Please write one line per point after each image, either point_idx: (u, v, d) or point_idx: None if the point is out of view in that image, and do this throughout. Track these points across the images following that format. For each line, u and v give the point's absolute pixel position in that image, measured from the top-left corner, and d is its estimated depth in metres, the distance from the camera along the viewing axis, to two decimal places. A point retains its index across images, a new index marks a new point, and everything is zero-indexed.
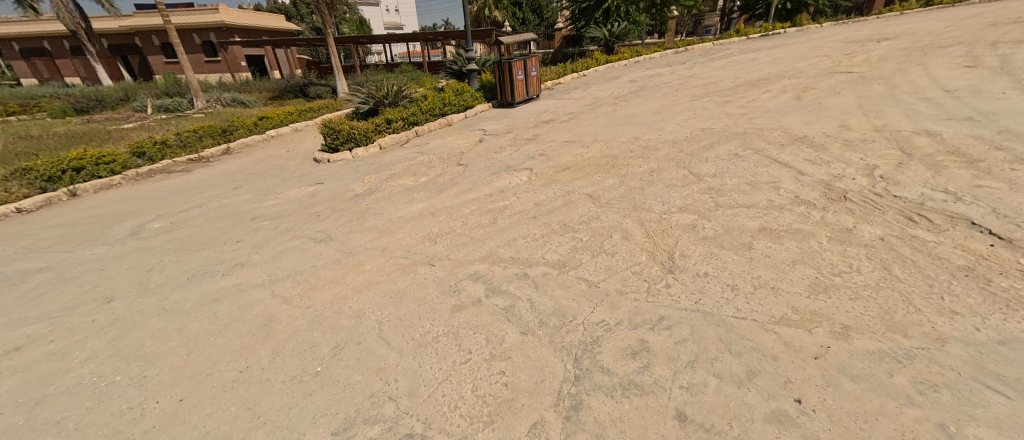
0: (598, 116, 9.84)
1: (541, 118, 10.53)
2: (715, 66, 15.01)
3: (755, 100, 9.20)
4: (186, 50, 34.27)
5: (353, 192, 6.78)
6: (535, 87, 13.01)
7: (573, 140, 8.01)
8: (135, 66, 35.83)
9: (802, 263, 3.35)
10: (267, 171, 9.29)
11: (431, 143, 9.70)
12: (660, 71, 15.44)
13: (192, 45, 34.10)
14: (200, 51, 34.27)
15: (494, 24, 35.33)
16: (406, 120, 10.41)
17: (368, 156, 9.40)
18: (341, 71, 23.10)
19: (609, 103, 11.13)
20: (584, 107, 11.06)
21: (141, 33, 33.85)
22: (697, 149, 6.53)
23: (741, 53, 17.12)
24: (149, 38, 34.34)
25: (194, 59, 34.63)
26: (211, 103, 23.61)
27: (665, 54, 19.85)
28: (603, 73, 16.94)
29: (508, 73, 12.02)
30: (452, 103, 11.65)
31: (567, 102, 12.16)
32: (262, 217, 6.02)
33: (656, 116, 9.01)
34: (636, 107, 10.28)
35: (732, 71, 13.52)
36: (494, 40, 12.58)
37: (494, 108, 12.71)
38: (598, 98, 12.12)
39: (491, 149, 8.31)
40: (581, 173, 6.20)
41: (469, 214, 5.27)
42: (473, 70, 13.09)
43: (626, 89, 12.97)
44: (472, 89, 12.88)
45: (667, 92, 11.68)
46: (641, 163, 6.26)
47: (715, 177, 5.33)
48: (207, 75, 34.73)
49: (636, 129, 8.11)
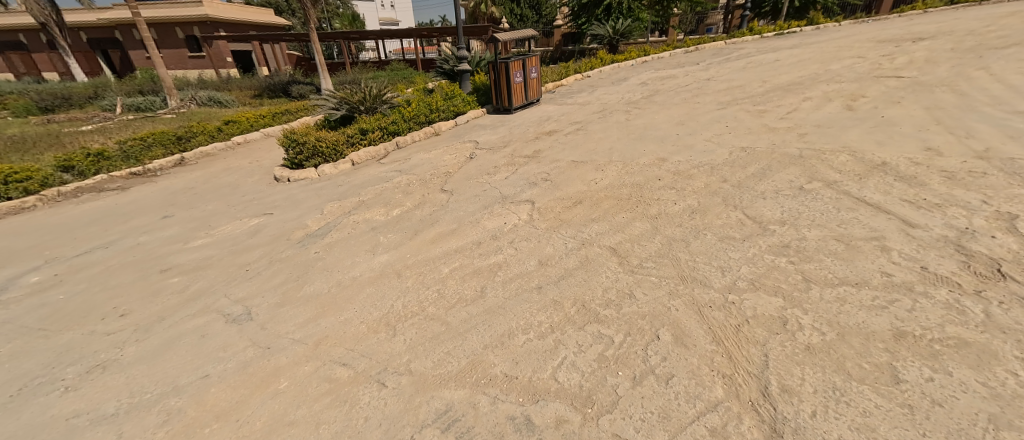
0: (610, 127, 8.40)
1: (543, 128, 9.08)
2: (733, 68, 13.61)
3: (796, 110, 7.78)
4: (167, 45, 32.56)
5: (305, 229, 5.30)
6: (536, 90, 11.57)
7: (583, 159, 6.57)
8: (116, 61, 34.20)
9: (1014, 431, 1.91)
10: (217, 190, 7.80)
11: (413, 158, 8.23)
12: (672, 73, 14.02)
13: (175, 40, 32.42)
14: (182, 46, 32.60)
15: (490, 20, 33.75)
16: (385, 129, 8.92)
17: (338, 173, 7.92)
18: (325, 69, 21.44)
19: (620, 110, 9.72)
20: (592, 115, 9.62)
21: (120, 27, 32.15)
22: (745, 178, 5.11)
23: (759, 53, 15.72)
24: (130, 32, 32.68)
25: (175, 54, 32.87)
26: (186, 102, 22.05)
27: (674, 54, 18.37)
28: (608, 74, 15.49)
29: (504, 74, 10.54)
30: (440, 109, 10.18)
31: (570, 108, 10.70)
32: (175, 268, 4.53)
33: (680, 129, 7.59)
34: (653, 115, 8.85)
35: (755, 74, 12.08)
36: (489, 36, 11.05)
37: (489, 114, 11.25)
38: (607, 104, 10.69)
39: (484, 170, 6.85)
40: (598, 210, 4.78)
41: (448, 277, 3.80)
42: (465, 71, 11.56)
43: (639, 93, 11.50)
44: (465, 92, 11.40)
45: (686, 98, 10.25)
46: (675, 198, 4.83)
47: (785, 227, 3.90)
48: (190, 72, 33.05)
49: (659, 147, 6.67)
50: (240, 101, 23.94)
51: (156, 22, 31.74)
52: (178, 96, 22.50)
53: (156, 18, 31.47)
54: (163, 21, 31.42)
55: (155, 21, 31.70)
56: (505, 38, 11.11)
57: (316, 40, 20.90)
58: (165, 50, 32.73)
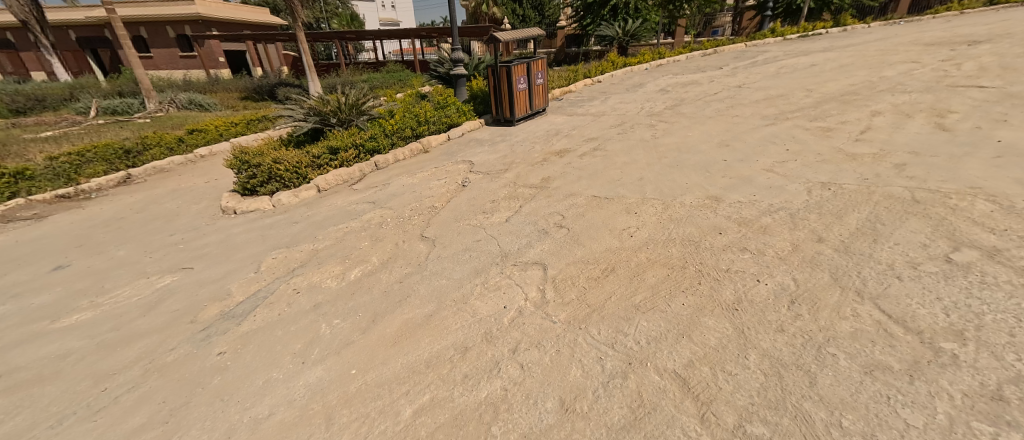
0: (634, 146, 6.87)
1: (552, 146, 7.56)
2: (764, 73, 12.07)
3: (870, 129, 6.23)
4: (155, 44, 31.21)
5: (223, 303, 3.75)
6: (542, 98, 10.06)
7: (607, 196, 5.05)
8: (104, 61, 32.89)
9: None
10: (147, 222, 6.28)
11: (393, 184, 6.71)
12: (694, 79, 12.52)
13: (165, 39, 31.00)
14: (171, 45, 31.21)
15: (490, 21, 31.40)
16: (361, 147, 7.42)
17: (298, 202, 6.39)
18: (313, 70, 19.99)
19: (641, 124, 8.20)
20: (609, 129, 8.11)
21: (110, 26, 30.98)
22: (848, 235, 3.58)
23: (788, 57, 14.19)
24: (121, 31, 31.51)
25: (165, 54, 31.45)
26: (166, 104, 20.64)
27: (691, 57, 16.82)
28: (621, 79, 14.02)
29: (506, 80, 9.07)
30: (430, 122, 8.68)
31: (582, 120, 9.19)
32: (3, 380, 3.00)
33: (725, 151, 6.07)
34: (684, 131, 7.33)
35: (792, 80, 10.54)
36: (487, 36, 9.53)
37: (488, 125, 9.74)
38: (625, 115, 9.18)
39: (479, 206, 5.34)
40: (641, 289, 3.26)
41: (409, 432, 2.26)
42: (460, 76, 10.06)
43: (660, 103, 9.98)
44: (460, 100, 9.92)
45: (720, 108, 8.70)
46: (754, 272, 3.29)
47: (969, 348, 2.36)
48: (179, 72, 31.67)
49: (706, 179, 5.14)
50: (223, 103, 22.42)
51: (144, 21, 30.42)
52: (157, 98, 21.04)
53: (144, 16, 30.07)
54: (150, 19, 30.00)
55: (143, 19, 30.34)
56: (507, 38, 9.62)
57: (303, 40, 19.44)
58: (155, 50, 31.34)
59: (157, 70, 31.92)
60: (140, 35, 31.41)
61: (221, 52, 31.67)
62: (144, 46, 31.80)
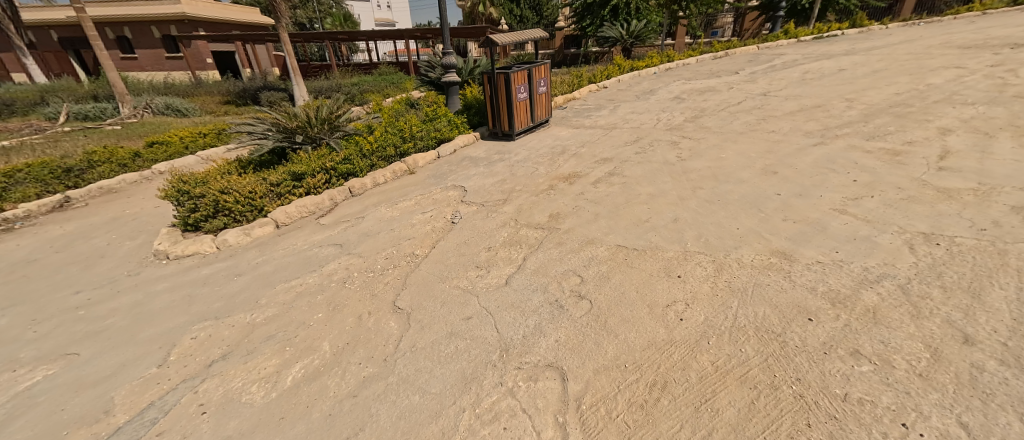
0: (657, 171, 5.75)
1: (559, 168, 6.42)
2: (788, 78, 10.99)
3: (949, 152, 5.12)
4: (139, 45, 29.82)
5: (92, 432, 2.55)
6: (545, 108, 8.93)
7: (637, 247, 3.91)
8: (86, 61, 31.49)
9: None
10: (62, 268, 5.08)
11: (368, 219, 5.55)
12: (710, 85, 11.42)
13: (150, 39, 29.54)
14: (159, 46, 29.59)
15: (488, 21, 30.55)
16: (333, 170, 6.25)
17: (249, 242, 5.18)
18: (298, 72, 18.75)
19: (661, 141, 7.08)
20: (624, 147, 6.99)
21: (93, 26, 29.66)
22: (1010, 334, 2.44)
23: (808, 60, 13.15)
24: (104, 31, 30.13)
25: (151, 55, 29.92)
26: (141, 109, 19.38)
27: (702, 60, 15.74)
28: (629, 85, 12.92)
29: (504, 89, 7.94)
30: (416, 137, 7.54)
31: (591, 134, 8.06)
32: None
33: (773, 181, 4.95)
34: (715, 152, 6.20)
35: (824, 88, 9.46)
36: (482, 38, 8.35)
37: (484, 140, 8.58)
38: (641, 128, 8.06)
39: (471, 257, 4.18)
40: (719, 434, 2.09)
41: None
42: (452, 83, 8.80)
43: (678, 113, 8.87)
44: (451, 111, 8.76)
45: (749, 122, 7.58)
46: (892, 405, 2.12)
47: None
48: (165, 74, 30.17)
49: (762, 224, 4.00)
50: (204, 108, 21.16)
51: (128, 21, 29.07)
52: (132, 103, 19.78)
53: (127, 16, 28.63)
54: (133, 19, 28.55)
55: (127, 19, 28.98)
56: (505, 40, 8.44)
57: (287, 41, 18.17)
58: (139, 50, 29.89)
59: (140, 71, 30.48)
60: (125, 36, 29.97)
61: (209, 53, 30.26)
62: (128, 47, 30.37)
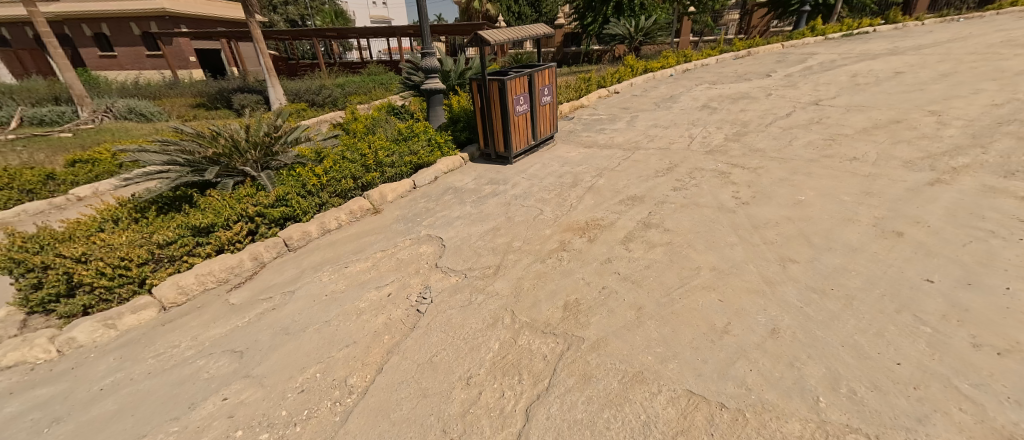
0: (712, 222, 4.07)
1: (573, 213, 4.74)
2: (836, 82, 9.33)
3: None
4: (117, 42, 27.66)
5: None
6: (550, 121, 7.26)
7: (725, 404, 2.20)
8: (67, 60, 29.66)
9: None
10: None
11: (299, 293, 3.84)
12: (743, 91, 9.76)
13: (129, 37, 27.38)
14: (139, 44, 27.50)
15: (486, 17, 28.87)
16: (258, 217, 4.52)
17: (113, 340, 3.45)
18: (274, 73, 17.06)
19: (704, 171, 5.41)
20: (656, 181, 5.33)
21: (69, 22, 27.60)
22: None
23: (850, 61, 11.50)
24: (81, 28, 27.82)
25: (130, 53, 27.86)
26: (100, 114, 17.58)
27: (722, 60, 14.06)
28: (645, 89, 11.26)
29: (499, 99, 6.22)
30: (383, 164, 5.85)
31: (610, 157, 6.37)
32: None
33: (904, 250, 3.26)
34: (785, 191, 4.53)
35: (888, 95, 7.80)
36: (468, 35, 6.48)
37: (474, 163, 6.89)
38: (671, 149, 6.40)
39: (437, 404, 2.47)
40: None
41: None
42: (436, 91, 7.17)
43: (714, 128, 7.22)
44: (433, 128, 7.05)
45: (814, 143, 5.90)
46: None
47: None
48: (145, 73, 28.13)
49: (937, 354, 2.32)
50: (174, 112, 19.32)
51: (105, 18, 26.94)
52: (90, 106, 17.91)
53: (105, 11, 26.47)
54: (106, 15, 26.37)
55: (105, 15, 26.72)
56: (501, 39, 6.66)
57: (260, 39, 16.43)
58: (116, 48, 27.70)
59: (118, 70, 28.46)
60: (102, 33, 27.74)
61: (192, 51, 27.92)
62: (106, 44, 28.14)
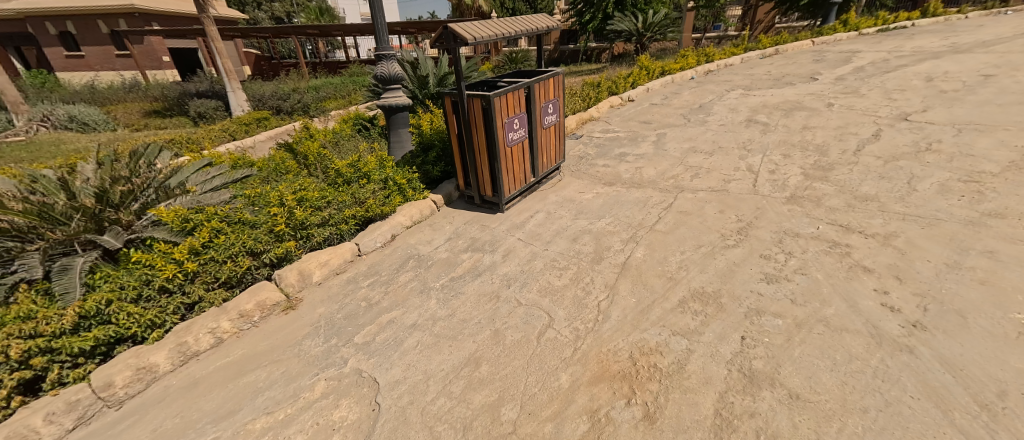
0: (885, 384, 2.12)
1: (606, 331, 2.79)
2: (911, 88, 7.46)
3: None
4: (85, 40, 24.44)
5: None
6: (555, 148, 5.33)
7: None
8: (31, 60, 27.02)
9: None
10: None
11: None
12: (791, 99, 7.87)
13: (96, 35, 24.22)
14: (108, 42, 24.26)
15: (478, 13, 26.95)
16: (41, 358, 2.51)
17: None
18: (234, 76, 15.34)
19: (801, 240, 3.47)
20: (729, 258, 3.37)
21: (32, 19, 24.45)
22: None
23: (909, 61, 9.65)
24: (44, 26, 24.63)
25: (99, 51, 24.69)
26: (36, 122, 15.38)
27: (748, 60, 12.20)
28: (667, 96, 9.35)
29: (483, 122, 4.27)
30: (303, 228, 3.86)
31: (645, 208, 4.44)
32: None
33: None
34: (979, 299, 2.59)
35: (1001, 107, 5.91)
36: (435, 29, 4.24)
37: (451, 211, 4.93)
38: (732, 194, 4.48)
39: None
40: None
41: None
42: (400, 108, 5.25)
43: (780, 157, 5.31)
44: (392, 162, 5.05)
45: (952, 187, 3.97)
46: None
47: None
48: (119, 74, 25.03)
49: None
50: (126, 121, 17.11)
51: (71, 17, 23.77)
52: (28, 114, 15.90)
53: (65, 9, 23.09)
54: (68, 12, 23.10)
55: (67, 12, 23.34)
56: (494, 36, 4.43)
57: (216, 37, 14.55)
58: (84, 48, 24.47)
59: (89, 71, 25.26)
60: (68, 32, 24.54)
61: (167, 51, 25.04)
62: (73, 43, 24.87)
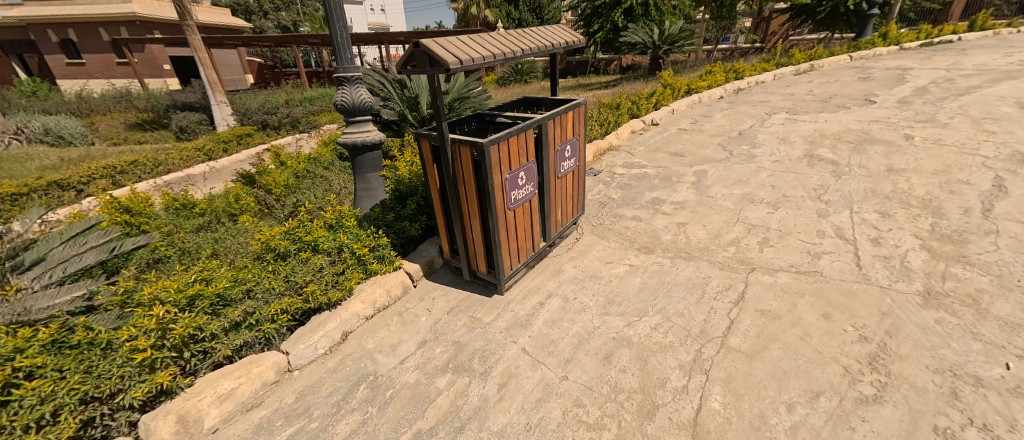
0: None
1: None
2: (1003, 117, 6.11)
3: None
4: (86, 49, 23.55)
5: None
6: (572, 200, 4.02)
7: None
8: (31, 67, 26.05)
9: None
10: None
11: None
12: (852, 127, 6.54)
13: (98, 42, 23.20)
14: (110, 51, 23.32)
15: (484, 24, 25.96)
16: None
17: None
18: (218, 87, 14.23)
19: (993, 396, 2.08)
20: (881, 431, 1.99)
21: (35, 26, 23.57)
22: None
23: (978, 80, 8.31)
24: (46, 34, 23.70)
25: (100, 60, 23.75)
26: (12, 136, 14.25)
27: (781, 77, 10.91)
28: (699, 119, 8.02)
29: (473, 178, 2.99)
30: (191, 343, 2.54)
31: (706, 301, 3.08)
32: None
33: None
34: None
35: None
36: (407, 47, 2.98)
37: (431, 290, 3.61)
38: (831, 280, 3.11)
39: None
40: None
41: None
42: (367, 147, 4.00)
43: (875, 215, 3.95)
44: (352, 218, 3.73)
45: None
46: None
47: None
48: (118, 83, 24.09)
49: None
50: (108, 134, 15.94)
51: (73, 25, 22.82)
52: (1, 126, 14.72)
53: (67, 17, 22.23)
54: (66, 19, 22.17)
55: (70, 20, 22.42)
56: (492, 54, 3.14)
57: (201, 47, 13.49)
58: (85, 55, 23.50)
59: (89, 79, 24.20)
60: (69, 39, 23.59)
61: (168, 60, 24.14)
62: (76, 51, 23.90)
